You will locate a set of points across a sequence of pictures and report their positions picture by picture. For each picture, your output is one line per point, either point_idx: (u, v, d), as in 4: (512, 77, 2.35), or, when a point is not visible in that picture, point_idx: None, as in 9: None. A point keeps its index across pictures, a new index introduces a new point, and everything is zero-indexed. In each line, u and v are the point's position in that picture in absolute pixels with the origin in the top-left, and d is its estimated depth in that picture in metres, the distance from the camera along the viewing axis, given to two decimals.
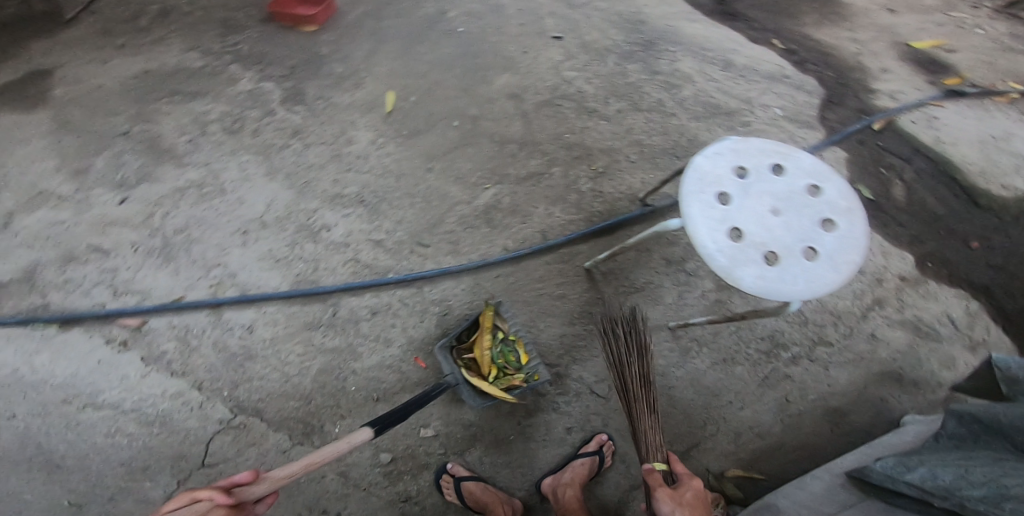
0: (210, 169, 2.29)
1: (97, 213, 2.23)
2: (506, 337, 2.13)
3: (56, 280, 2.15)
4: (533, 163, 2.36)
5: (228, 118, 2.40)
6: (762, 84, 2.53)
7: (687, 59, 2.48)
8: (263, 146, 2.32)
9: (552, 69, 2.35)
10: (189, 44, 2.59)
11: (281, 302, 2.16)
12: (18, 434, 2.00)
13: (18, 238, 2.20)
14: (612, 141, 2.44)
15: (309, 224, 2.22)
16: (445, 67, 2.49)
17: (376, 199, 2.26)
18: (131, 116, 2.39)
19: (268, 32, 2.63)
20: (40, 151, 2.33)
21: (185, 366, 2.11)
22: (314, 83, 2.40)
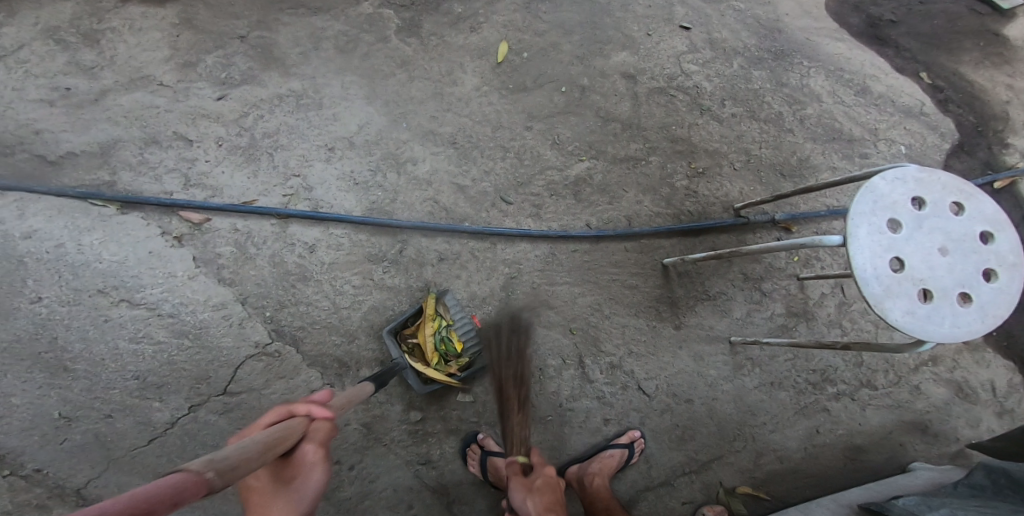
0: (314, 82, 2.24)
1: (193, 104, 2.17)
2: (444, 323, 1.97)
3: (132, 160, 2.09)
4: (633, 146, 2.27)
5: (343, 37, 2.31)
6: (894, 118, 2.40)
7: (817, 78, 2.43)
8: (368, 71, 2.26)
9: (673, 58, 2.40)
10: None
11: (350, 228, 2.08)
12: (35, 321, 1.90)
13: (107, 114, 2.12)
14: (719, 143, 2.31)
15: (396, 157, 2.17)
16: (566, 33, 2.40)
17: (468, 144, 2.21)
18: (252, 23, 2.30)
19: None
20: (153, 41, 2.24)
21: (235, 275, 2.01)
22: (432, 19, 2.38)
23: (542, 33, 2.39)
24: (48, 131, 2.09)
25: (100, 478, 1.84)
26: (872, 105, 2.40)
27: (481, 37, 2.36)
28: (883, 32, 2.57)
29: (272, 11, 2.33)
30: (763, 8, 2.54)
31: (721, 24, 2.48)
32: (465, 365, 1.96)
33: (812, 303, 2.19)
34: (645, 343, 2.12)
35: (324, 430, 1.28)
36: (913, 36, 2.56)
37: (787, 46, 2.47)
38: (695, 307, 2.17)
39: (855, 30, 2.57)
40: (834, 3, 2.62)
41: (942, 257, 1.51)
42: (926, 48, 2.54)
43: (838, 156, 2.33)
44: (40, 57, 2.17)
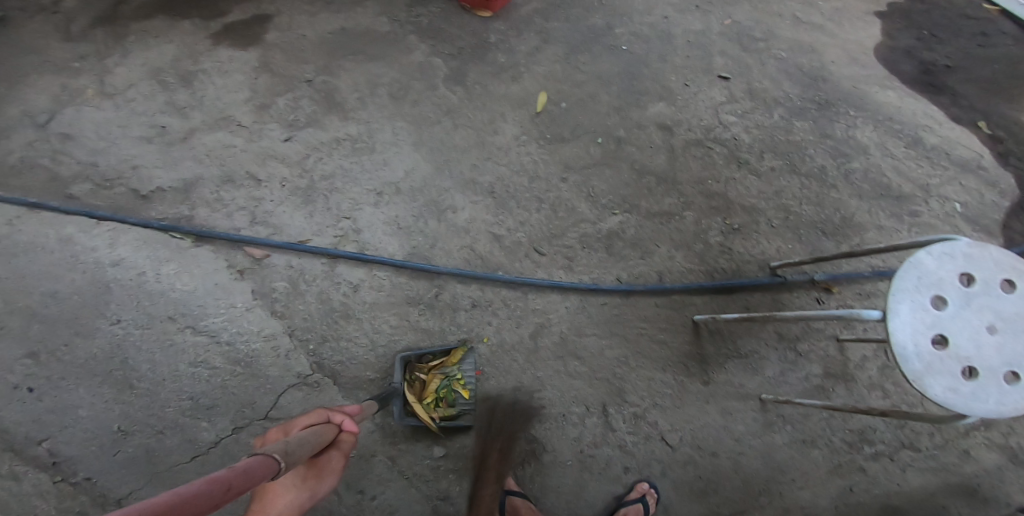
0: (369, 127, 2.29)
1: (265, 145, 2.26)
2: (455, 374, 2.05)
3: (209, 198, 2.19)
4: (667, 201, 2.16)
5: (396, 84, 2.36)
6: (949, 173, 2.23)
7: (864, 129, 2.27)
8: (416, 117, 2.30)
9: (711, 109, 2.30)
10: (381, 9, 2.51)
11: (392, 270, 2.12)
12: (111, 340, 2.05)
13: (194, 152, 2.26)
14: (758, 199, 2.15)
15: (437, 203, 2.19)
16: (604, 83, 2.36)
17: (506, 195, 2.19)
18: (318, 67, 2.39)
19: (449, 12, 2.51)
20: (236, 84, 2.37)
21: (286, 308, 2.10)
22: (477, 68, 2.39)
23: (581, 83, 2.35)
24: (143, 168, 2.24)
25: (142, 490, 1.94)
26: (925, 159, 2.24)
27: (521, 85, 2.36)
28: (937, 79, 2.43)
29: (338, 56, 2.42)
30: (806, 56, 2.41)
31: (762, 73, 2.37)
32: (450, 416, 2.02)
33: (851, 366, 2.15)
34: (674, 396, 2.09)
35: (348, 441, 1.45)
36: (970, 82, 2.44)
37: (832, 96, 2.33)
38: (725, 364, 2.12)
39: (908, 77, 2.42)
40: (885, 50, 2.49)
41: (992, 335, 1.43)
42: (986, 96, 2.41)
43: (885, 214, 2.17)
44: (145, 97, 2.35)
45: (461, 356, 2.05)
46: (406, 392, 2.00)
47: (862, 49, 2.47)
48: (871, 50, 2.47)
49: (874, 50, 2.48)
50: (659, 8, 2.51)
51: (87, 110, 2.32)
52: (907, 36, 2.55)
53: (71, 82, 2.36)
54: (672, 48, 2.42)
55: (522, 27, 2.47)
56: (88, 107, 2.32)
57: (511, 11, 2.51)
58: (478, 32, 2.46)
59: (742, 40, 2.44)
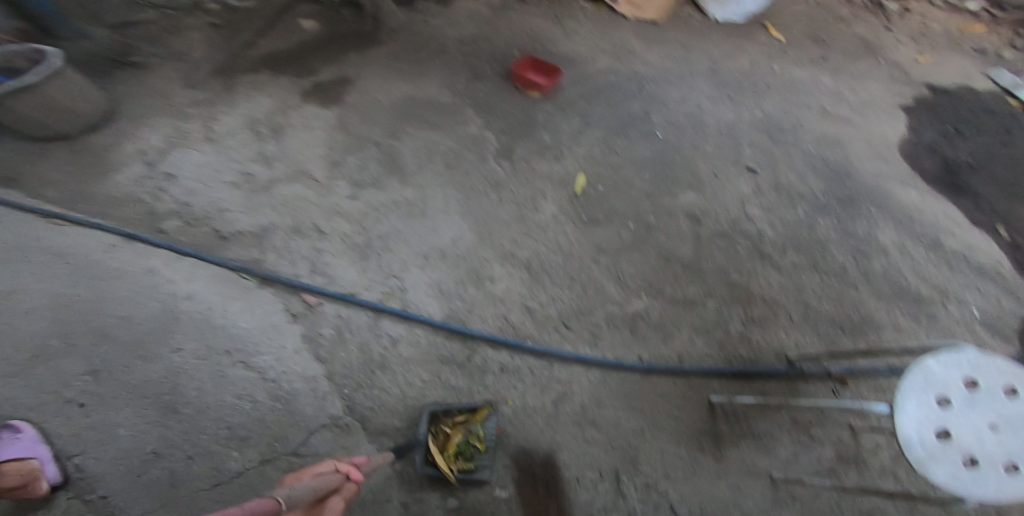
0: (423, 193, 2.43)
1: (331, 201, 2.40)
2: (478, 431, 2.02)
3: (280, 244, 2.30)
4: (690, 288, 2.23)
5: (452, 154, 2.53)
6: (969, 278, 2.24)
7: (886, 230, 2.31)
8: (467, 187, 2.45)
9: (738, 201, 2.39)
10: (447, 82, 2.74)
11: (430, 330, 2.17)
12: (169, 367, 1.99)
13: (271, 202, 2.39)
14: (776, 293, 2.21)
15: (478, 270, 2.28)
16: (639, 168, 2.48)
17: (541, 269, 2.28)
18: (386, 132, 2.58)
19: (501, 88, 2.72)
20: (315, 141, 2.55)
21: (330, 354, 2.12)
22: (524, 146, 2.56)
23: (615, 167, 2.49)
24: (228, 210, 2.37)
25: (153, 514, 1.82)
26: (944, 263, 2.26)
27: (561, 165, 2.50)
28: (960, 179, 2.47)
29: (405, 121, 2.61)
30: (833, 150, 2.51)
31: (788, 168, 2.47)
32: (468, 469, 1.95)
33: (864, 450, 2.05)
34: (689, 471, 1.99)
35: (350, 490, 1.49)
36: (992, 185, 2.47)
37: (857, 192, 2.40)
38: (738, 442, 2.04)
39: (930, 175, 2.47)
40: (908, 146, 2.55)
41: (993, 433, 1.47)
42: (1007, 198, 2.43)
43: (903, 313, 2.17)
44: (242, 144, 2.54)
45: (486, 413, 2.03)
46: (428, 441, 1.97)
47: (886, 143, 2.54)
48: (895, 146, 2.54)
49: (897, 146, 2.54)
50: (693, 97, 2.67)
51: (191, 153, 2.51)
52: (933, 131, 2.61)
53: (183, 125, 2.60)
54: (702, 136, 2.55)
55: (568, 110, 2.65)
56: (190, 149, 2.53)
57: (559, 92, 2.70)
58: (527, 111, 2.65)
59: (771, 131, 2.57)
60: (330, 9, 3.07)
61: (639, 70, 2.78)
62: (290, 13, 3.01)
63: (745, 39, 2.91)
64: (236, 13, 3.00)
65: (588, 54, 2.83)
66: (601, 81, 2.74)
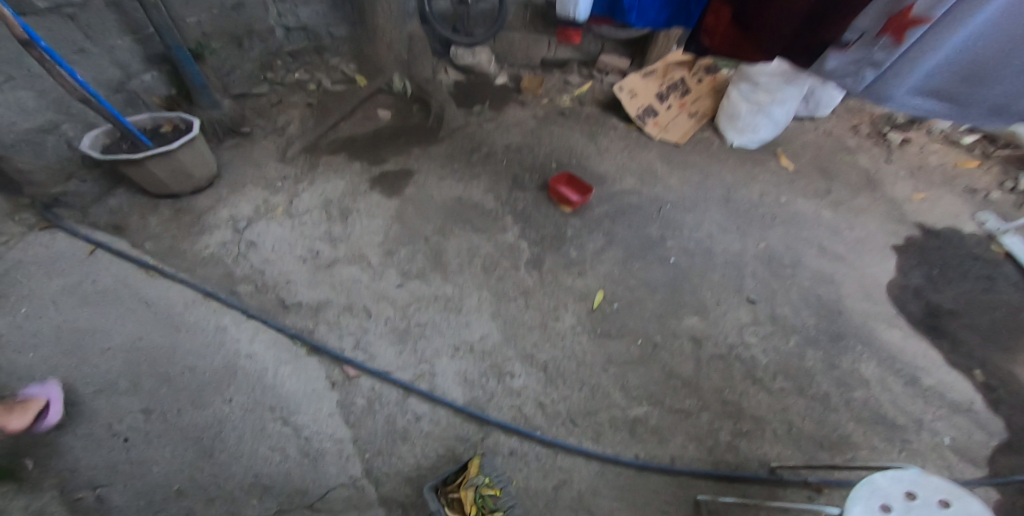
0: (460, 292, 2.67)
1: (380, 289, 2.64)
2: (482, 482, 2.19)
3: (333, 320, 2.54)
4: (687, 402, 2.46)
5: (490, 259, 2.79)
6: (941, 410, 2.48)
7: (868, 364, 2.58)
8: (499, 291, 2.68)
9: (735, 329, 2.65)
10: (491, 188, 3.06)
11: (451, 412, 2.38)
12: (218, 415, 2.26)
13: (331, 281, 2.64)
14: (764, 411, 2.46)
15: (500, 366, 2.50)
16: (650, 290, 2.75)
17: (555, 371, 2.49)
18: (435, 228, 2.87)
19: (539, 200, 3.03)
20: (377, 228, 2.83)
21: (358, 421, 2.33)
22: (552, 258, 2.82)
23: (632, 288, 2.75)
24: (294, 283, 2.61)
25: None
26: (921, 397, 2.51)
27: (585, 280, 2.76)
28: (941, 322, 2.75)
29: (452, 222, 2.90)
30: (826, 286, 2.82)
31: (784, 300, 2.76)
32: None
33: None
34: None
35: None
36: (970, 329, 2.74)
37: (844, 328, 2.68)
38: None
39: (913, 317, 2.75)
40: (897, 288, 2.84)
41: None
42: (983, 345, 2.69)
43: (879, 436, 2.41)
44: (315, 222, 2.82)
45: (479, 464, 2.21)
46: None
47: (875, 284, 2.85)
48: (884, 287, 2.84)
49: (886, 287, 2.84)
50: (705, 226, 3.02)
51: (273, 226, 2.78)
52: (919, 273, 2.90)
53: (271, 197, 2.89)
54: (711, 265, 2.86)
55: (595, 227, 2.96)
56: (273, 222, 2.79)
57: (588, 211, 3.02)
58: (559, 224, 2.95)
59: (772, 264, 2.88)
60: (407, 100, 3.47)
61: (659, 193, 3.14)
62: (377, 102, 3.46)
63: (757, 165, 3.32)
64: (333, 94, 3.48)
65: (617, 174, 3.21)
66: (625, 201, 3.09)
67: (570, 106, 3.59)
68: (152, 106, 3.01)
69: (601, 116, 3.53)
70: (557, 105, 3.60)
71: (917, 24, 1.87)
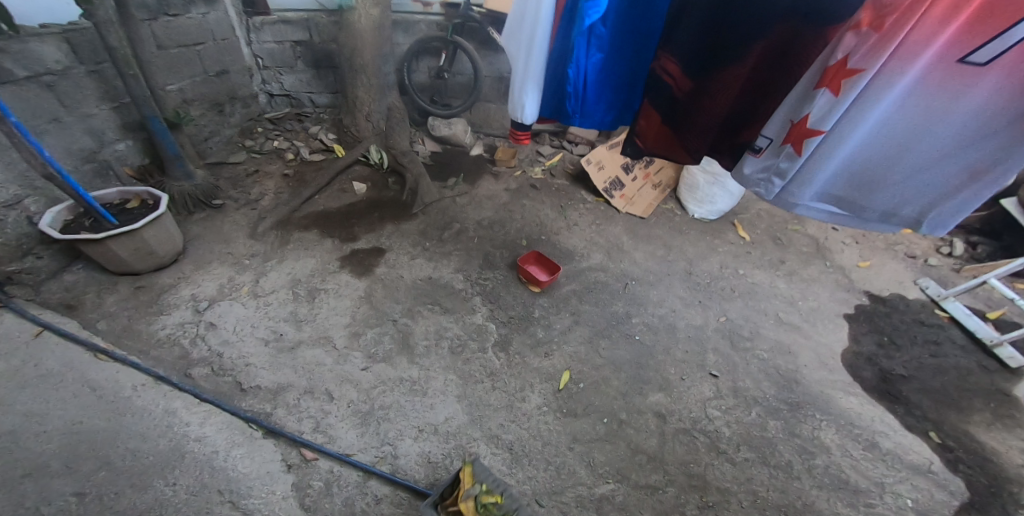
0: (427, 373, 2.60)
1: (344, 370, 2.56)
2: (479, 491, 2.18)
3: (290, 403, 2.45)
4: (653, 476, 2.45)
5: (457, 341, 2.73)
6: (901, 472, 2.49)
7: (828, 431, 2.61)
8: (465, 373, 2.63)
9: (700, 403, 2.69)
10: (460, 266, 3.07)
11: (412, 493, 2.30)
12: (158, 499, 2.12)
13: (294, 363, 2.55)
14: (730, 482, 2.45)
15: (464, 447, 2.43)
16: (617, 369, 2.78)
17: (521, 451, 2.45)
18: (404, 309, 2.80)
19: (508, 279, 3.08)
20: (344, 308, 2.76)
21: (313, 504, 2.23)
22: (519, 337, 2.82)
23: (598, 367, 2.77)
24: (253, 366, 2.52)
25: None
26: (881, 460, 2.53)
27: (551, 361, 2.76)
28: (895, 386, 2.83)
29: (421, 303, 2.85)
30: (784, 357, 2.91)
31: (745, 374, 2.82)
32: None
33: None
34: None
35: None
36: (923, 392, 2.82)
37: (801, 397, 2.74)
38: None
39: (867, 383, 2.84)
40: (850, 354, 2.96)
41: None
42: (937, 407, 2.76)
43: (842, 502, 2.40)
44: (279, 303, 2.73)
45: (471, 471, 2.22)
46: None
47: (832, 354, 2.95)
48: (839, 356, 2.95)
49: (841, 354, 2.96)
50: (668, 301, 3.13)
51: (236, 305, 2.69)
52: (870, 341, 3.03)
53: (237, 277, 2.80)
54: (675, 340, 2.95)
55: (562, 305, 3.03)
56: (236, 302, 2.70)
57: (556, 289, 3.10)
58: (526, 304, 2.98)
59: (732, 337, 2.98)
60: (382, 172, 3.49)
61: (625, 268, 3.27)
62: (353, 174, 3.45)
63: (716, 237, 3.48)
64: (309, 164, 3.44)
65: (585, 250, 3.33)
66: (592, 277, 3.20)
67: (541, 178, 3.71)
68: (123, 177, 2.94)
69: (571, 189, 3.67)
70: (528, 177, 3.70)
71: (812, 134, 1.97)
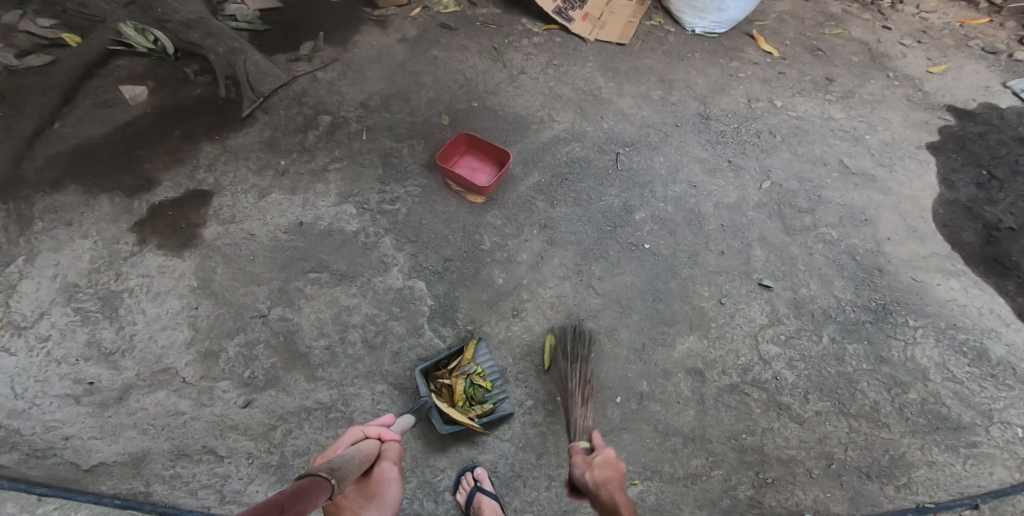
0: (343, 392, 1.84)
1: (215, 414, 1.78)
2: (474, 370, 1.86)
3: (163, 474, 1.70)
4: (693, 463, 1.77)
5: (370, 324, 1.92)
6: (1014, 391, 1.82)
7: (924, 345, 1.89)
8: (401, 378, 1.87)
9: (750, 338, 1.91)
10: (351, 188, 2.08)
11: None
12: None
13: (135, 418, 1.75)
14: (798, 450, 1.78)
15: (433, 482, 1.78)
16: (623, 310, 1.94)
17: (511, 473, 1.79)
18: (272, 292, 1.95)
19: (431, 192, 2.09)
20: (171, 315, 1.90)
21: None
22: (469, 295, 1.96)
23: (597, 314, 1.94)
24: (76, 437, 1.71)
25: None
26: (989, 377, 1.84)
27: (525, 323, 1.93)
28: (1001, 249, 2.01)
29: (294, 274, 1.97)
30: (860, 232, 2.04)
31: (810, 273, 1.98)
32: (487, 411, 1.81)
33: None
34: None
35: (393, 451, 1.46)
36: None
37: (890, 296, 1.95)
38: None
39: (971, 251, 2.01)
40: (945, 209, 2.07)
41: None
42: None
43: (939, 447, 1.75)
44: (63, 335, 1.83)
45: (475, 348, 1.87)
46: (437, 402, 1.79)
47: (922, 210, 2.07)
48: (931, 212, 2.07)
49: (932, 211, 2.07)
50: (684, 171, 2.13)
51: None
52: (967, 181, 2.11)
53: None
54: (704, 239, 2.03)
55: (523, 221, 2.05)
56: None
57: (509, 192, 2.08)
58: (471, 235, 2.03)
59: (783, 210, 2.07)
60: (168, 60, 2.31)
61: (612, 127, 2.20)
62: (118, 74, 2.26)
63: (732, 59, 2.38)
64: (28, 74, 2.20)
65: (545, 110, 2.24)
66: (569, 154, 2.15)
67: (455, 12, 2.47)
68: None
69: (506, 18, 2.46)
70: (433, 13, 2.47)
71: None
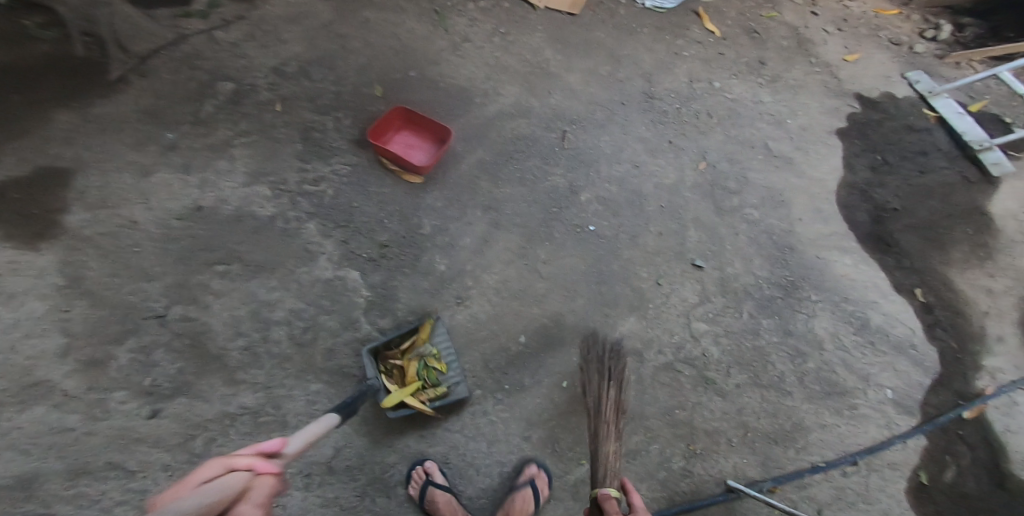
0: (272, 394, 1.66)
1: (115, 428, 1.55)
2: (429, 351, 1.77)
3: (60, 495, 1.48)
4: (634, 439, 1.90)
5: (297, 320, 1.74)
6: (886, 357, 2.08)
7: (822, 318, 2.11)
8: (338, 374, 1.72)
9: (683, 317, 2.03)
10: (259, 167, 1.89)
11: None
12: None
13: (9, 440, 1.48)
14: (718, 421, 1.95)
15: (382, 479, 1.73)
16: (569, 294, 1.98)
17: (464, 462, 1.77)
18: (169, 288, 1.69)
19: (363, 169, 1.97)
20: (35, 318, 1.58)
21: None
22: (408, 284, 1.87)
23: (541, 298, 1.95)
24: None
25: None
26: (868, 345, 2.09)
27: (470, 312, 1.89)
28: (886, 228, 2.25)
29: (197, 267, 1.73)
30: (776, 212, 2.23)
31: (733, 253, 2.14)
32: (440, 394, 1.74)
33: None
34: None
35: (265, 488, 1.03)
36: (912, 229, 2.26)
37: (797, 274, 2.16)
38: None
39: (863, 231, 2.26)
40: (844, 190, 2.31)
41: None
42: (927, 250, 2.24)
43: (829, 411, 2.01)
44: None
45: (432, 327, 1.79)
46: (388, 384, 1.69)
47: (825, 191, 2.30)
48: (834, 192, 2.31)
49: (835, 191, 2.31)
50: (627, 151, 2.22)
51: None
52: (864, 164, 2.37)
53: None
54: (644, 219, 2.13)
55: (466, 202, 2.02)
56: None
57: (451, 170, 2.05)
58: (410, 218, 1.95)
59: (714, 190, 2.22)
60: None
61: (558, 103, 2.25)
62: None
63: (677, 36, 2.50)
64: None
65: (490, 83, 2.22)
66: (511, 131, 2.16)
67: None
68: None
69: None
70: None
71: None
